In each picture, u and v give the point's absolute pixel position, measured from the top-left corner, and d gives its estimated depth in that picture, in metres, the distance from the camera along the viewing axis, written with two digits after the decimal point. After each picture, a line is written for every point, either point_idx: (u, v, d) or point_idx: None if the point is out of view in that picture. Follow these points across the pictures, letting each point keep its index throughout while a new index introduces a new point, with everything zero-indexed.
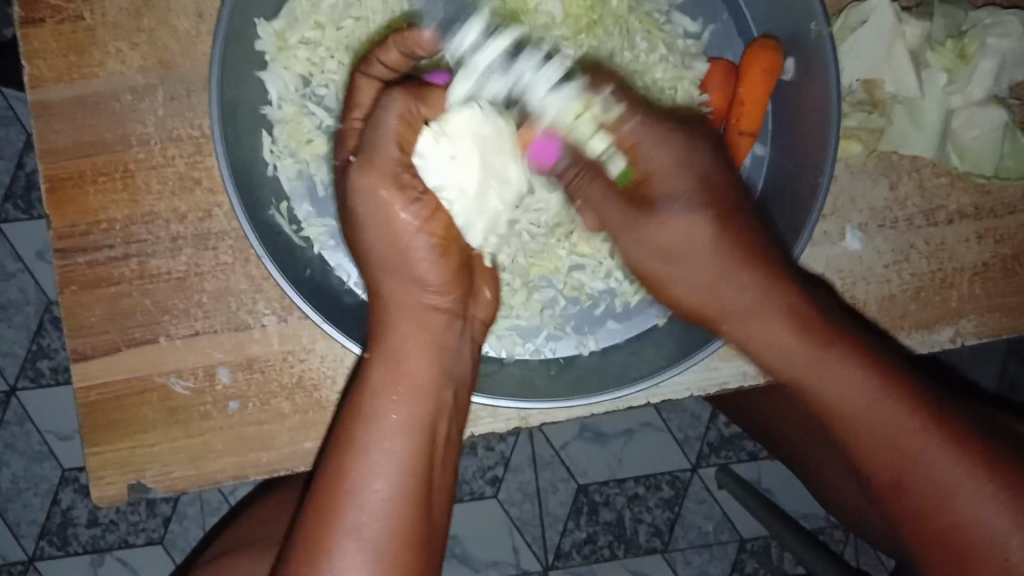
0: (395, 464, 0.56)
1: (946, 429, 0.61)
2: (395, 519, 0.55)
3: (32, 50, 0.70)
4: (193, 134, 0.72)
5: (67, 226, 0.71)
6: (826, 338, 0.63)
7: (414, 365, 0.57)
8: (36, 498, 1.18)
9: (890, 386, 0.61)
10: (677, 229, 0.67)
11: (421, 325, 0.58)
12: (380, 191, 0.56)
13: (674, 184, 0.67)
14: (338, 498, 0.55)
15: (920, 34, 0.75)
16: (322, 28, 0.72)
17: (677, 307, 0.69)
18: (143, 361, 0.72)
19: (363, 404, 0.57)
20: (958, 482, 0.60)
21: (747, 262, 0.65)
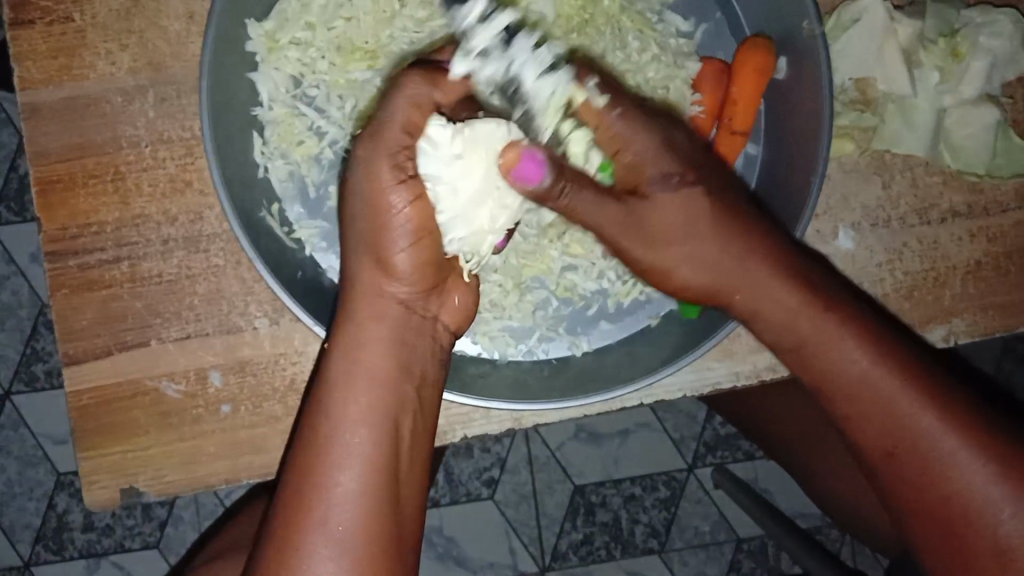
0: (359, 454, 0.54)
1: (942, 398, 0.61)
2: (364, 511, 0.53)
3: (22, 52, 0.70)
4: (184, 136, 0.72)
5: (57, 229, 0.71)
6: (828, 305, 0.63)
7: (383, 351, 0.56)
8: (32, 501, 1.18)
9: (890, 354, 0.62)
10: (675, 209, 0.63)
11: (389, 311, 0.57)
12: (378, 169, 0.55)
13: (666, 164, 0.63)
14: (305, 491, 0.53)
15: (912, 32, 0.75)
16: (313, 29, 0.72)
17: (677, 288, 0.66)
18: (135, 364, 0.71)
19: (332, 390, 0.55)
20: (952, 453, 0.60)
21: (748, 232, 0.64)
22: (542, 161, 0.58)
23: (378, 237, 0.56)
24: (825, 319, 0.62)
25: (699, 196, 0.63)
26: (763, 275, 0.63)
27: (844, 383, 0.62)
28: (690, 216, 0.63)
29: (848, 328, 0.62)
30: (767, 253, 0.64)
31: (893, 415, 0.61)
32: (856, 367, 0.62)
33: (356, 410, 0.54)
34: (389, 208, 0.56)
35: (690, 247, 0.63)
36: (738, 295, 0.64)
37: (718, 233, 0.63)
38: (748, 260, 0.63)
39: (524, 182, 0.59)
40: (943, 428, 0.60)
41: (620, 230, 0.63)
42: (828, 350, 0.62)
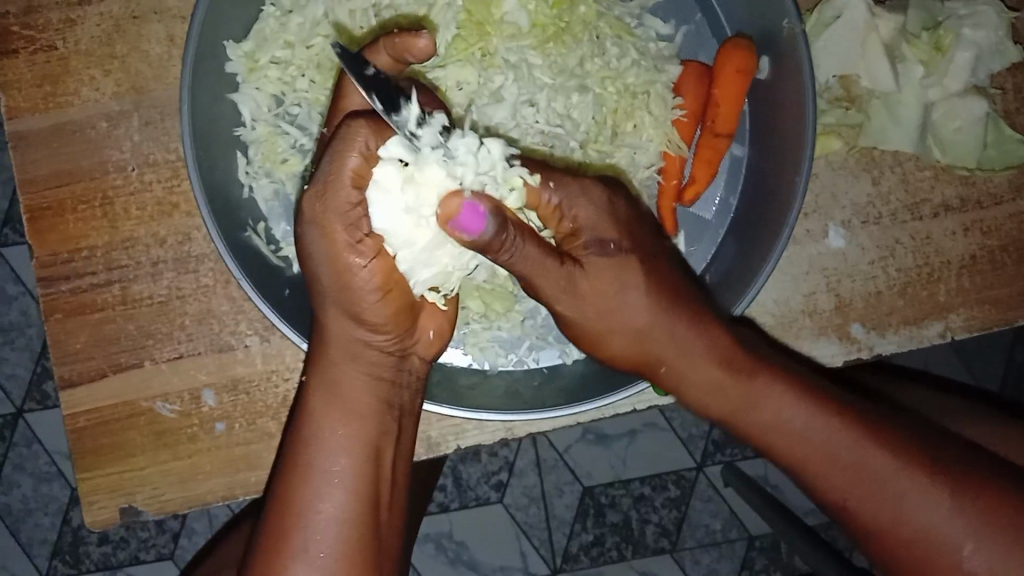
0: (337, 489, 0.55)
1: (887, 442, 0.61)
2: (345, 543, 0.54)
3: (8, 82, 0.71)
4: (170, 158, 0.72)
5: (49, 255, 0.72)
6: (752, 369, 0.63)
7: (362, 387, 0.56)
8: (48, 517, 1.20)
9: (825, 408, 0.62)
10: (606, 280, 0.60)
11: (364, 354, 0.56)
12: (331, 228, 0.53)
13: (604, 229, 0.60)
14: (285, 522, 0.54)
15: (893, 27, 0.74)
16: (291, 48, 0.73)
17: (619, 359, 0.65)
18: (129, 386, 0.72)
19: (310, 427, 0.55)
20: (900, 489, 0.60)
21: (678, 297, 0.63)
22: (486, 215, 0.53)
23: (342, 290, 0.55)
24: (751, 380, 0.63)
25: (633, 264, 0.61)
26: (693, 342, 0.62)
27: (785, 443, 0.63)
28: (621, 286, 0.61)
29: (774, 387, 0.63)
30: (690, 316, 0.63)
31: (839, 468, 0.61)
32: (795, 424, 0.62)
33: (334, 446, 0.55)
34: (352, 267, 0.54)
35: (625, 317, 0.61)
36: (665, 364, 0.63)
37: (646, 300, 0.61)
38: (676, 328, 0.62)
39: (467, 236, 0.54)
40: (894, 471, 0.60)
41: (556, 288, 0.59)
42: (761, 409, 0.63)
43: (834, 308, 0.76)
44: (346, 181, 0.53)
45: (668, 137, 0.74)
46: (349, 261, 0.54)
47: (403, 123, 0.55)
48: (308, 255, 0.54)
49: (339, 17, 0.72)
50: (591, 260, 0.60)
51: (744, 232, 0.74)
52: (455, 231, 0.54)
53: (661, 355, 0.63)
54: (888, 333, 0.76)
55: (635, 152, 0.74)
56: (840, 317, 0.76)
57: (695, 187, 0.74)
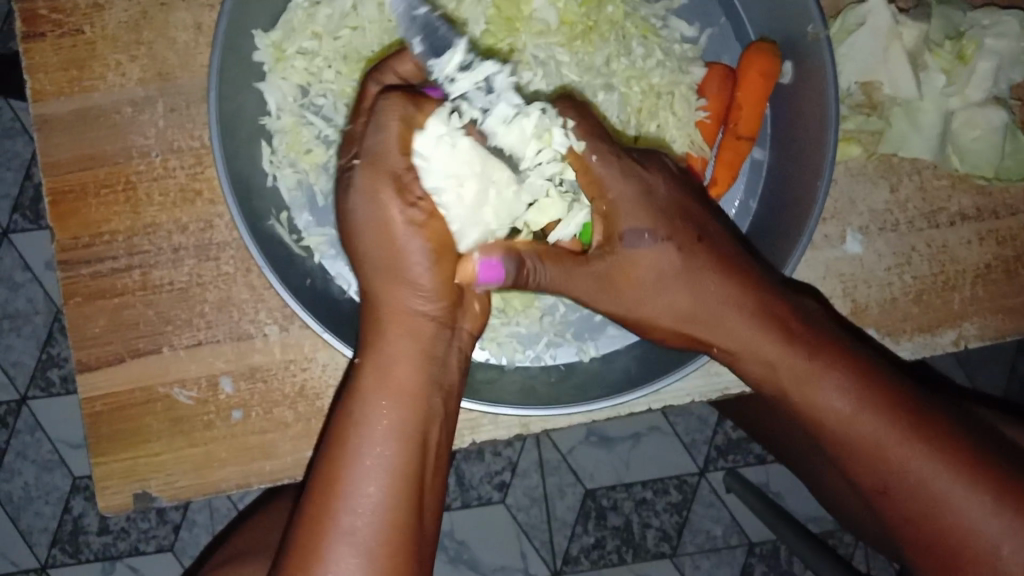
0: (383, 471, 0.53)
1: (930, 437, 0.59)
2: (390, 526, 0.53)
3: (34, 64, 0.72)
4: (193, 145, 0.73)
5: (69, 239, 0.72)
6: (799, 348, 0.61)
7: (412, 367, 0.55)
8: (49, 506, 1.19)
9: (867, 395, 0.60)
10: (647, 262, 0.62)
11: (416, 329, 0.56)
12: (382, 194, 0.54)
13: (640, 216, 0.61)
14: (329, 504, 0.53)
15: (917, 35, 0.75)
16: (318, 38, 0.73)
17: (663, 333, 0.66)
18: (146, 371, 0.72)
19: (359, 407, 0.55)
20: (947, 490, 0.59)
21: (724, 276, 0.62)
22: (497, 262, 0.57)
23: (390, 260, 0.55)
24: (804, 362, 0.61)
25: (672, 251, 0.61)
26: (738, 319, 0.62)
27: (827, 429, 0.61)
28: (663, 272, 0.62)
29: (825, 373, 0.61)
30: (740, 291, 0.62)
31: (878, 459, 0.60)
32: (835, 412, 0.60)
33: (384, 424, 0.54)
34: (401, 234, 0.54)
35: (667, 298, 0.63)
36: (713, 340, 0.64)
37: (689, 282, 0.62)
38: (727, 312, 0.62)
39: (492, 285, 0.59)
40: (933, 468, 0.59)
41: (591, 279, 0.63)
42: (810, 392, 0.61)
43: (850, 313, 0.77)
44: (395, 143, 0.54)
45: (691, 139, 0.75)
46: (398, 228, 0.54)
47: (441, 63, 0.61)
48: (355, 224, 0.55)
49: (366, 10, 0.73)
50: (633, 244, 0.61)
51: (764, 234, 0.75)
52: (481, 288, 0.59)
53: (713, 330, 0.63)
54: (903, 340, 0.77)
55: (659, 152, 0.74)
56: (855, 321, 0.77)
57: (715, 187, 0.74)
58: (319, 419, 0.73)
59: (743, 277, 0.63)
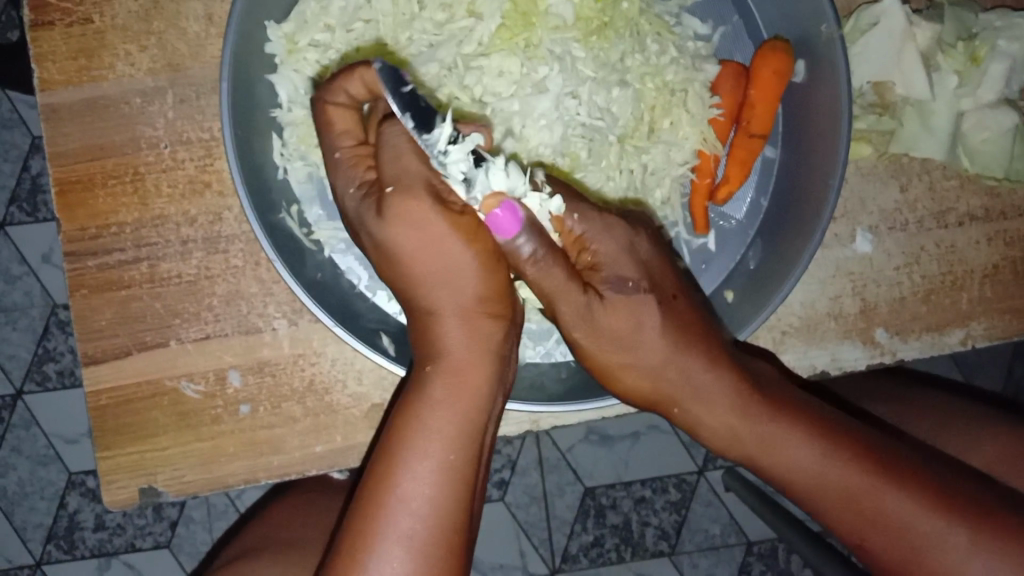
0: (441, 473, 0.54)
1: (909, 482, 0.60)
2: (443, 527, 0.54)
3: (42, 52, 0.71)
4: (203, 137, 0.72)
5: (77, 230, 0.71)
6: (767, 411, 0.62)
7: (483, 372, 0.56)
8: (44, 501, 1.18)
9: (838, 447, 0.61)
10: (623, 314, 0.60)
11: (485, 332, 0.56)
12: (423, 210, 0.54)
13: (622, 265, 0.60)
14: (385, 497, 0.54)
15: (930, 36, 0.75)
16: (331, 31, 0.72)
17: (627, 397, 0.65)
18: (153, 364, 0.71)
19: (420, 407, 0.55)
20: (919, 533, 0.59)
21: (693, 339, 0.62)
22: (519, 217, 0.56)
23: (449, 269, 0.55)
24: (767, 425, 0.62)
25: (648, 308, 0.60)
26: (707, 379, 0.62)
27: (805, 484, 0.62)
28: (639, 320, 0.60)
29: (791, 433, 0.62)
30: (705, 356, 0.62)
31: (856, 507, 0.61)
32: (808, 468, 0.62)
33: (442, 424, 0.55)
34: (451, 247, 0.54)
35: (638, 356, 0.61)
36: (680, 404, 0.64)
37: (663, 340, 0.61)
38: (692, 379, 0.62)
39: (498, 234, 0.57)
40: (914, 514, 0.59)
41: (577, 320, 0.60)
42: (774, 449, 0.62)
43: (859, 313, 0.77)
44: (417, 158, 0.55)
45: (703, 136, 0.75)
46: (453, 241, 0.54)
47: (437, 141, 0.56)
48: (398, 241, 0.54)
49: (380, 2, 0.72)
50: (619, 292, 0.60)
51: (774, 234, 0.75)
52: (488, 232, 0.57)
53: (677, 396, 0.63)
54: (911, 339, 0.77)
55: (671, 149, 0.75)
56: (864, 321, 0.77)
57: (727, 185, 0.75)
58: (327, 413, 0.73)
59: (704, 337, 0.63)
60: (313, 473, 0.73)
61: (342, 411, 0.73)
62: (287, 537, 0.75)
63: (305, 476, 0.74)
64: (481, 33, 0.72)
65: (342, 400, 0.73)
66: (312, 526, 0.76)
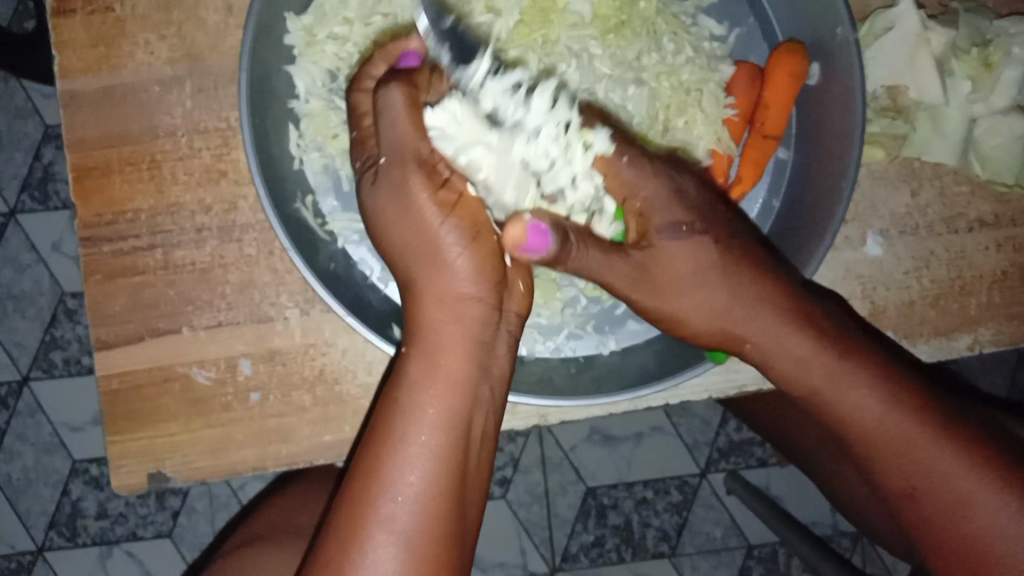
0: (426, 455, 0.55)
1: (961, 441, 0.62)
2: (428, 510, 0.54)
3: (62, 39, 0.71)
4: (220, 126, 0.72)
5: (93, 216, 0.72)
6: (843, 349, 0.63)
7: (460, 356, 0.57)
8: (47, 488, 1.18)
9: (900, 398, 0.62)
10: (686, 256, 0.64)
11: (462, 316, 0.58)
12: (409, 178, 0.57)
13: (677, 211, 0.64)
14: (373, 486, 0.55)
15: (944, 41, 0.76)
16: (350, 24, 0.73)
17: (690, 334, 0.67)
18: (165, 351, 0.72)
19: (405, 393, 0.56)
20: (959, 487, 0.61)
21: (758, 279, 0.64)
22: (546, 231, 0.56)
23: (424, 243, 0.58)
24: (838, 363, 0.62)
25: (710, 245, 0.64)
26: (774, 318, 0.63)
27: (860, 433, 0.63)
28: (701, 265, 0.64)
29: (863, 374, 0.62)
30: (774, 291, 0.64)
31: (909, 459, 0.61)
32: (871, 412, 0.62)
33: (427, 406, 0.56)
34: (430, 219, 0.57)
35: (701, 294, 0.64)
36: (746, 336, 0.65)
37: (726, 280, 0.64)
38: (764, 312, 0.63)
39: (532, 253, 0.56)
40: (960, 471, 0.61)
41: (625, 284, 0.64)
42: (844, 393, 0.62)
43: (867, 315, 0.77)
44: (407, 121, 0.56)
45: (718, 135, 0.75)
46: (430, 215, 0.57)
47: (467, 77, 0.64)
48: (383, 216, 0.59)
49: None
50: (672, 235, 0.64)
51: (785, 234, 0.75)
52: (522, 252, 0.56)
53: (748, 330, 0.64)
54: (919, 343, 0.77)
55: (686, 148, 0.75)
56: (873, 324, 0.77)
57: (740, 185, 0.76)
58: (336, 403, 0.73)
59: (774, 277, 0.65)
60: (321, 463, 0.74)
61: (351, 402, 0.73)
62: (294, 527, 0.75)
63: (312, 465, 0.74)
64: (500, 27, 0.72)
65: (351, 391, 0.73)
66: (317, 516, 0.76)
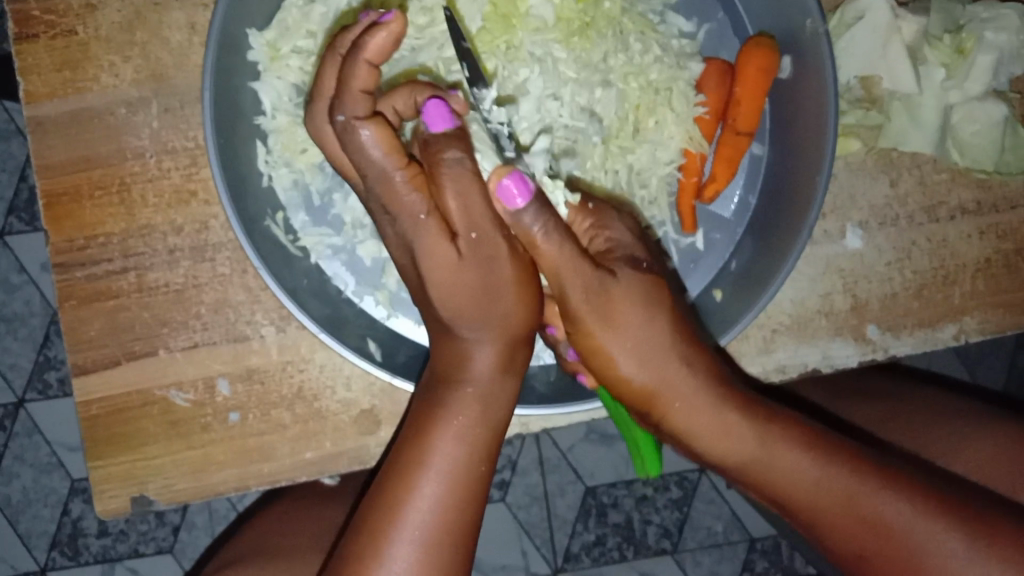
0: (451, 474, 0.60)
1: (903, 488, 0.63)
2: (445, 526, 0.60)
3: (26, 65, 0.71)
4: (188, 146, 0.72)
5: (64, 241, 0.71)
6: (766, 416, 0.65)
7: (503, 382, 0.61)
8: (47, 509, 1.19)
9: (833, 457, 0.64)
10: (626, 287, 0.62)
11: (515, 348, 0.61)
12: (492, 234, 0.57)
13: (632, 249, 0.65)
14: (398, 499, 0.59)
15: (915, 31, 0.74)
16: (314, 37, 0.73)
17: (622, 401, 0.66)
18: (142, 374, 0.72)
19: (438, 415, 0.60)
20: (912, 534, 0.61)
21: (688, 338, 0.64)
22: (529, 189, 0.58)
23: (477, 295, 0.57)
24: (767, 429, 0.64)
25: (653, 286, 0.63)
26: (700, 385, 0.63)
27: (804, 495, 0.64)
28: (637, 311, 0.62)
29: (784, 441, 0.64)
30: (704, 367, 0.64)
31: (858, 517, 0.63)
32: (806, 474, 0.63)
33: (461, 429, 0.60)
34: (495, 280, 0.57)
35: (627, 348, 0.62)
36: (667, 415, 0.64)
37: (667, 333, 0.63)
38: (684, 383, 0.63)
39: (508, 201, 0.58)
40: (907, 517, 0.62)
41: (584, 294, 0.60)
42: (779, 458, 0.64)
43: (850, 308, 0.76)
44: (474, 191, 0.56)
45: (689, 134, 0.75)
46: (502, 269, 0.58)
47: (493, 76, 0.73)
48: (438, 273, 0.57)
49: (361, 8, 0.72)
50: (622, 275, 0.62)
51: (762, 231, 0.74)
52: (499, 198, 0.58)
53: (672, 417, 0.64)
54: (903, 334, 0.77)
55: (656, 149, 0.75)
56: (856, 317, 0.76)
57: (714, 184, 0.75)
58: (317, 419, 0.73)
59: (701, 353, 0.65)
60: (304, 479, 0.73)
61: (332, 417, 0.73)
62: (280, 543, 0.75)
63: (296, 482, 0.74)
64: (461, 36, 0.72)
65: (331, 406, 0.73)
66: (304, 530, 0.76)
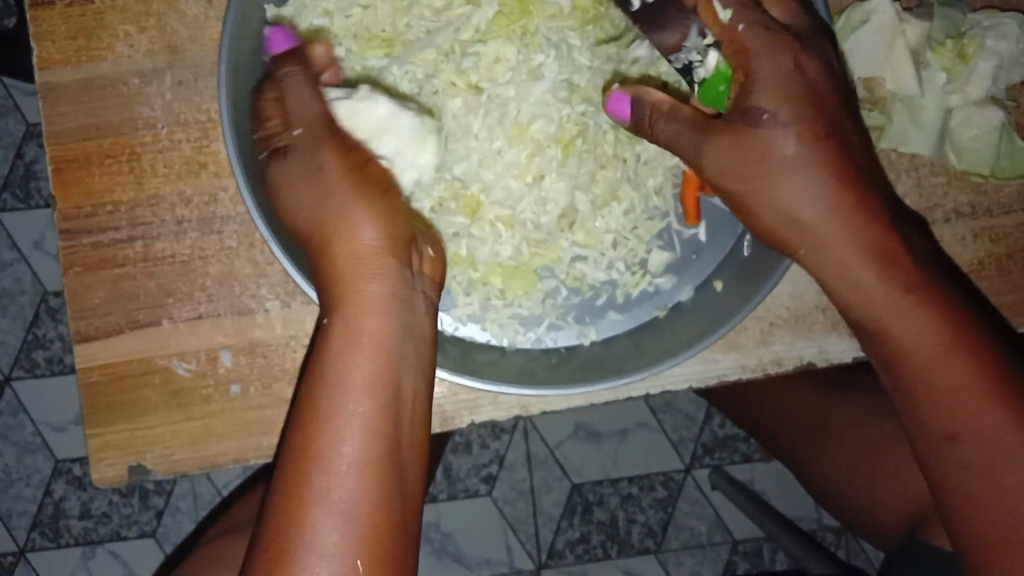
0: (360, 426, 0.56)
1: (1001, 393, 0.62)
2: (365, 485, 0.55)
3: (41, 31, 0.71)
4: (200, 118, 0.72)
5: (72, 208, 0.71)
6: (914, 281, 0.62)
7: (377, 316, 0.59)
8: (29, 489, 1.18)
9: (953, 341, 0.62)
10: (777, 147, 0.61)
11: (377, 268, 0.60)
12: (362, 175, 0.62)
13: (772, 96, 0.61)
14: (306, 464, 0.55)
15: (920, 33, 0.76)
16: (330, 16, 0.73)
17: (756, 231, 0.66)
18: (144, 343, 0.72)
19: (332, 365, 0.57)
20: (997, 432, 0.61)
21: (843, 189, 0.61)
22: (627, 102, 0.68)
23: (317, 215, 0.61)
24: (896, 282, 0.62)
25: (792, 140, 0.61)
26: (842, 229, 0.62)
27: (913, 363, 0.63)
28: (790, 158, 0.61)
29: (916, 286, 0.62)
30: (858, 192, 0.62)
31: (953, 403, 0.62)
32: (926, 338, 0.62)
33: (357, 371, 0.57)
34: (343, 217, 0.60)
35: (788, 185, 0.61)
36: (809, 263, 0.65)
37: (814, 177, 0.61)
38: (821, 207, 0.61)
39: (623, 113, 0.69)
40: (993, 416, 0.62)
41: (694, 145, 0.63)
42: (899, 314, 0.63)
43: None
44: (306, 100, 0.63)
45: None
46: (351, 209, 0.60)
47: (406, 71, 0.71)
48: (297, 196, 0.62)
49: None
50: (756, 131, 0.61)
51: None
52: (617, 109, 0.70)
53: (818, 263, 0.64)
54: None
55: None
56: None
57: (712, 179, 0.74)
58: None
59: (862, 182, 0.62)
60: None
61: None
62: None
63: None
64: (478, 20, 0.74)
65: None
66: None
